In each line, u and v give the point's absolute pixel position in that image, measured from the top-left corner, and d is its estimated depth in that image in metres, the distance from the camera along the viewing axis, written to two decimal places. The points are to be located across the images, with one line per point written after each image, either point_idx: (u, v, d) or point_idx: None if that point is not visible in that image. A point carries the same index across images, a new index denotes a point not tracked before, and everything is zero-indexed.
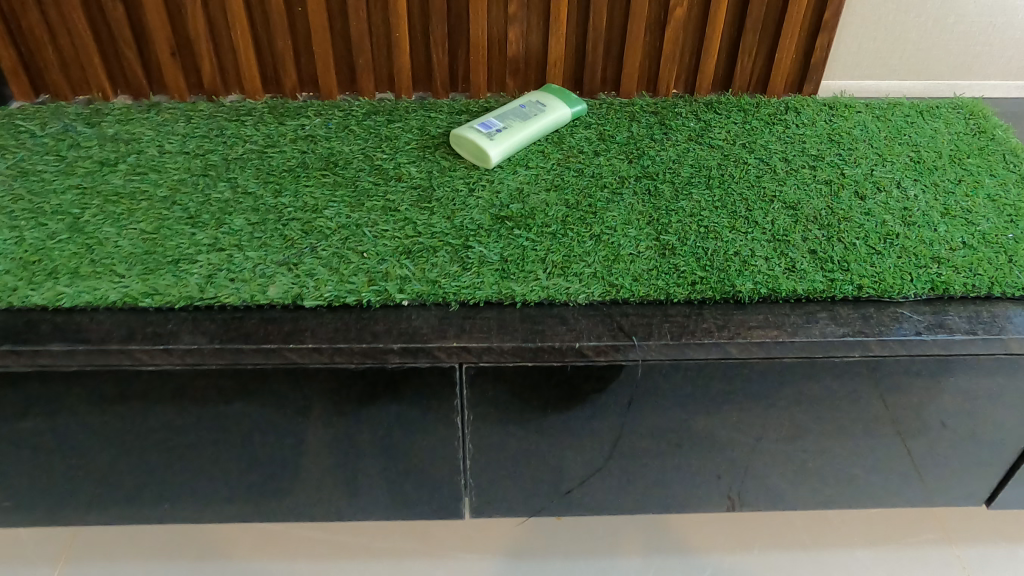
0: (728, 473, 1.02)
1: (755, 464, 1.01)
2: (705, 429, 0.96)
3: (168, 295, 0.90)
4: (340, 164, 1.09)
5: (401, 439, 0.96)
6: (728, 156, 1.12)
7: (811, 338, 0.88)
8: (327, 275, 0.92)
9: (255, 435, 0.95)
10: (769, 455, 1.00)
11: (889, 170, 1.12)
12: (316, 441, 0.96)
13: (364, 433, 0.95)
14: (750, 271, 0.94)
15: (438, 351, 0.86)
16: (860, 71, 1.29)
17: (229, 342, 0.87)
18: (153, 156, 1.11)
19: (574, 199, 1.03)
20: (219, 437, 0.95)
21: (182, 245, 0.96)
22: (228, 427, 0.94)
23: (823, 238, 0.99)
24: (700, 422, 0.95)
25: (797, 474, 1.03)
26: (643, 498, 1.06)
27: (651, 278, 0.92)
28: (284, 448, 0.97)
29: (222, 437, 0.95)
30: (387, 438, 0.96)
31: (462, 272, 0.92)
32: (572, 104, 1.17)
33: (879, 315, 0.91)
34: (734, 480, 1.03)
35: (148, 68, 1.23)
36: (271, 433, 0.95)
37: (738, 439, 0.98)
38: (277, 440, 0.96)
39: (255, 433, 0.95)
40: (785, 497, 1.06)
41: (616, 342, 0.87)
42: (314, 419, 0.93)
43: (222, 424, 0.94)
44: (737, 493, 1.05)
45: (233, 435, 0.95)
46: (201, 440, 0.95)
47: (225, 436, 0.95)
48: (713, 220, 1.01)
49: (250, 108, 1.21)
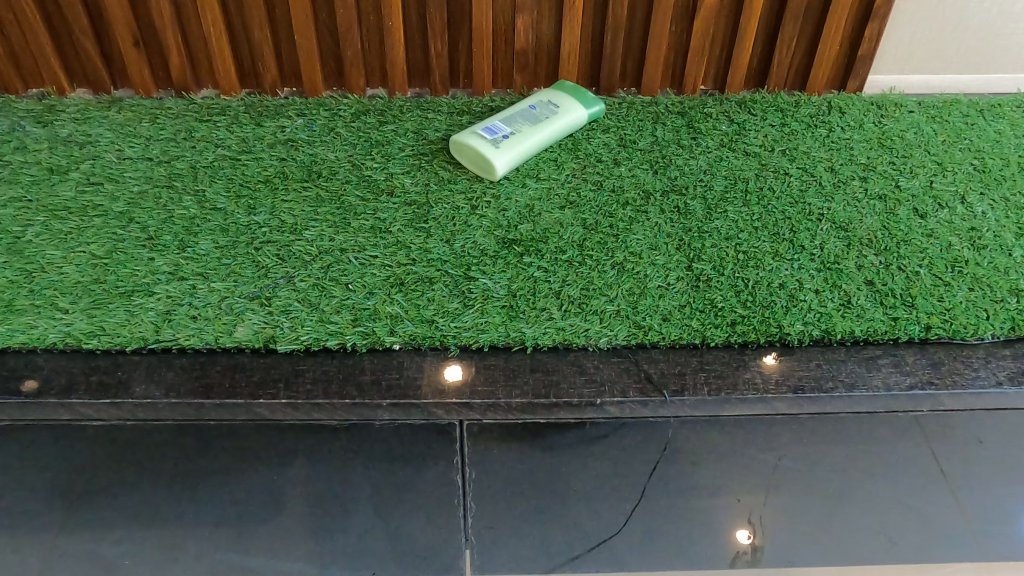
0: (749, 494, 0.87)
1: (780, 484, 0.86)
2: (728, 468, 0.85)
3: (118, 337, 0.76)
4: (323, 175, 0.96)
5: (398, 491, 0.84)
6: (766, 165, 0.98)
7: (872, 390, 0.75)
8: (305, 313, 0.79)
9: (227, 489, 0.83)
10: (796, 483, 0.86)
11: (950, 182, 0.97)
12: (298, 498, 0.84)
13: (356, 482, 0.83)
14: (798, 308, 0.81)
15: (435, 407, 0.73)
16: (912, 65, 1.14)
17: (187, 396, 0.73)
18: (109, 163, 0.97)
19: (591, 219, 0.89)
20: (186, 492, 0.82)
21: (137, 273, 0.82)
22: (199, 478, 0.82)
23: (882, 266, 0.86)
24: (723, 458, 0.84)
25: (829, 496, 0.87)
26: (648, 534, 0.88)
27: (683, 316, 0.79)
28: (261, 508, 0.84)
29: (189, 493, 0.82)
30: (379, 491, 0.83)
31: (463, 310, 0.79)
32: (590, 102, 1.03)
33: (952, 361, 0.78)
34: (755, 503, 0.87)
35: (108, 59, 1.09)
36: (246, 487, 0.83)
37: (757, 459, 0.85)
38: (252, 496, 0.83)
39: (227, 487, 0.82)
40: (818, 525, 0.88)
41: (643, 399, 0.73)
42: (299, 465, 0.81)
43: (190, 475, 0.81)
44: (760, 518, 0.88)
45: (202, 490, 0.82)
46: (163, 499, 0.82)
47: (192, 492, 0.82)
48: (752, 245, 0.87)
49: (223, 106, 1.07)
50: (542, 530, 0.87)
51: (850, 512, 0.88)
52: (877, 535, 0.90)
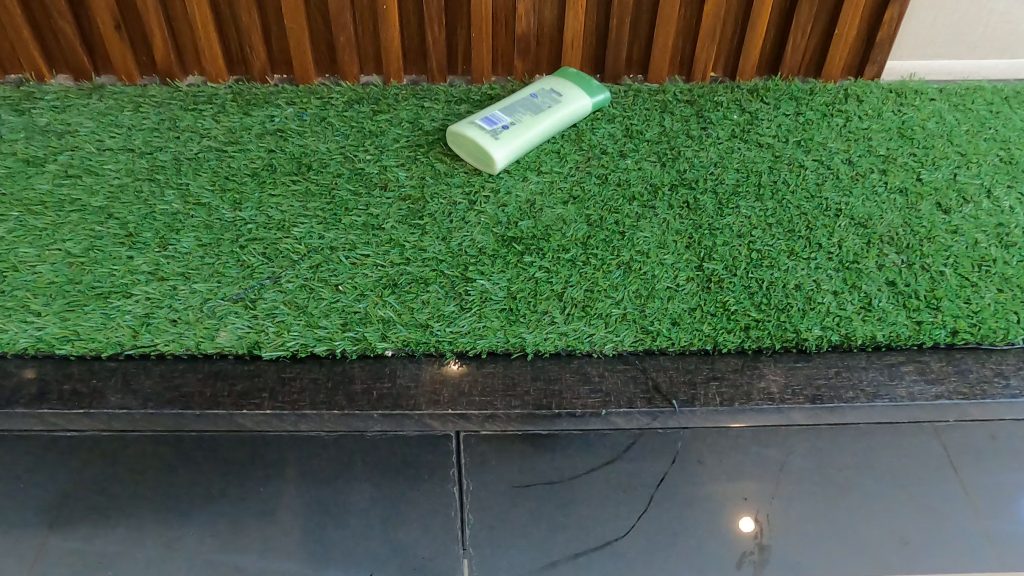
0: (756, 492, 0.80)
1: (789, 482, 0.79)
2: (732, 464, 0.79)
3: (92, 342, 0.72)
4: (313, 168, 0.91)
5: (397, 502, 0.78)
6: (780, 157, 0.93)
7: (895, 399, 0.71)
8: (292, 316, 0.74)
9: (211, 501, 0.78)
10: (805, 480, 0.79)
11: (974, 174, 0.92)
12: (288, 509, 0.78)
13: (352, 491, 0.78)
14: (816, 311, 0.76)
15: (431, 418, 0.69)
16: (933, 49, 1.08)
17: (166, 406, 0.69)
18: (88, 154, 0.92)
19: (596, 215, 0.84)
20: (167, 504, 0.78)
21: (115, 272, 0.78)
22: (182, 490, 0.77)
23: (904, 266, 0.81)
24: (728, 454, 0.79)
25: (842, 493, 0.80)
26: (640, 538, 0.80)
27: (694, 320, 0.74)
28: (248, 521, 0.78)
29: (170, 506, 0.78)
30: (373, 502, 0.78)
31: (459, 313, 0.74)
32: (593, 90, 0.97)
33: (980, 369, 0.73)
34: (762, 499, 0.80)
35: (89, 43, 1.03)
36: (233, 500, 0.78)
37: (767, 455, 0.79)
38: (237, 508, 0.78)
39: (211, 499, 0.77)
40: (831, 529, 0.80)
41: (651, 411, 0.69)
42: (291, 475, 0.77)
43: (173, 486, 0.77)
44: (767, 517, 0.80)
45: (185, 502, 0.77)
46: (145, 515, 0.77)
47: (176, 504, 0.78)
48: (766, 243, 0.82)
49: (210, 93, 1.02)
50: (529, 532, 0.80)
51: (856, 503, 0.80)
52: (885, 529, 0.81)
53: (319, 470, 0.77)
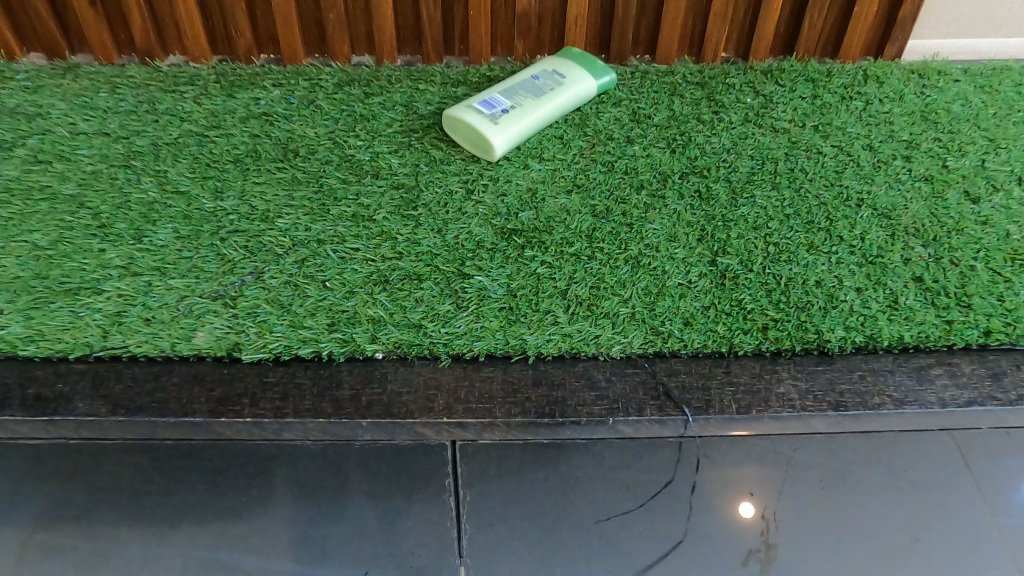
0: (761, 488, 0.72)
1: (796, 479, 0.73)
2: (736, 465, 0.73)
3: (58, 343, 0.67)
4: (300, 154, 0.85)
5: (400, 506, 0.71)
6: (797, 143, 0.88)
7: (923, 405, 0.66)
8: (275, 317, 0.69)
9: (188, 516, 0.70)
10: (811, 477, 0.73)
11: (1003, 162, 0.87)
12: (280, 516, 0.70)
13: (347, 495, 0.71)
14: (838, 310, 0.70)
15: (423, 427, 0.64)
16: (957, 27, 1.02)
17: (139, 413, 0.64)
18: (61, 138, 0.86)
19: (601, 205, 0.79)
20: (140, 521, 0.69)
21: (85, 266, 0.72)
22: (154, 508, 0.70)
23: (931, 260, 0.75)
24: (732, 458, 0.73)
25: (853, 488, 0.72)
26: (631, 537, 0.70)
27: (708, 320, 0.69)
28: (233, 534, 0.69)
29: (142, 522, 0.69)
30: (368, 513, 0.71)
31: (455, 313, 0.69)
32: (597, 71, 0.91)
33: (1014, 373, 0.69)
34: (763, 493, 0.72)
35: (64, 20, 0.97)
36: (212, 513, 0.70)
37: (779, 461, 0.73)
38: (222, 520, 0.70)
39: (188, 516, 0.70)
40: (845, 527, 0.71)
41: (661, 419, 0.65)
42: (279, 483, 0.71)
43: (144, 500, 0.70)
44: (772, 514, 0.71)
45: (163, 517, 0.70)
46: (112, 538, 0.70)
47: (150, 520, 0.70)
48: (784, 235, 0.77)
49: (191, 74, 0.96)
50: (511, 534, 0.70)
51: (867, 497, 0.72)
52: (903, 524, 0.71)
53: (304, 480, 0.71)
